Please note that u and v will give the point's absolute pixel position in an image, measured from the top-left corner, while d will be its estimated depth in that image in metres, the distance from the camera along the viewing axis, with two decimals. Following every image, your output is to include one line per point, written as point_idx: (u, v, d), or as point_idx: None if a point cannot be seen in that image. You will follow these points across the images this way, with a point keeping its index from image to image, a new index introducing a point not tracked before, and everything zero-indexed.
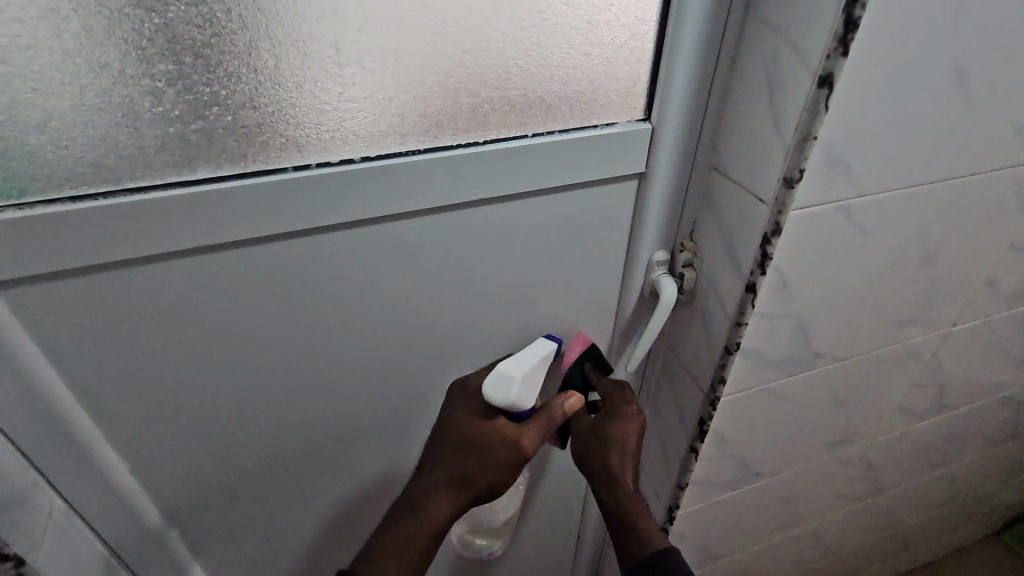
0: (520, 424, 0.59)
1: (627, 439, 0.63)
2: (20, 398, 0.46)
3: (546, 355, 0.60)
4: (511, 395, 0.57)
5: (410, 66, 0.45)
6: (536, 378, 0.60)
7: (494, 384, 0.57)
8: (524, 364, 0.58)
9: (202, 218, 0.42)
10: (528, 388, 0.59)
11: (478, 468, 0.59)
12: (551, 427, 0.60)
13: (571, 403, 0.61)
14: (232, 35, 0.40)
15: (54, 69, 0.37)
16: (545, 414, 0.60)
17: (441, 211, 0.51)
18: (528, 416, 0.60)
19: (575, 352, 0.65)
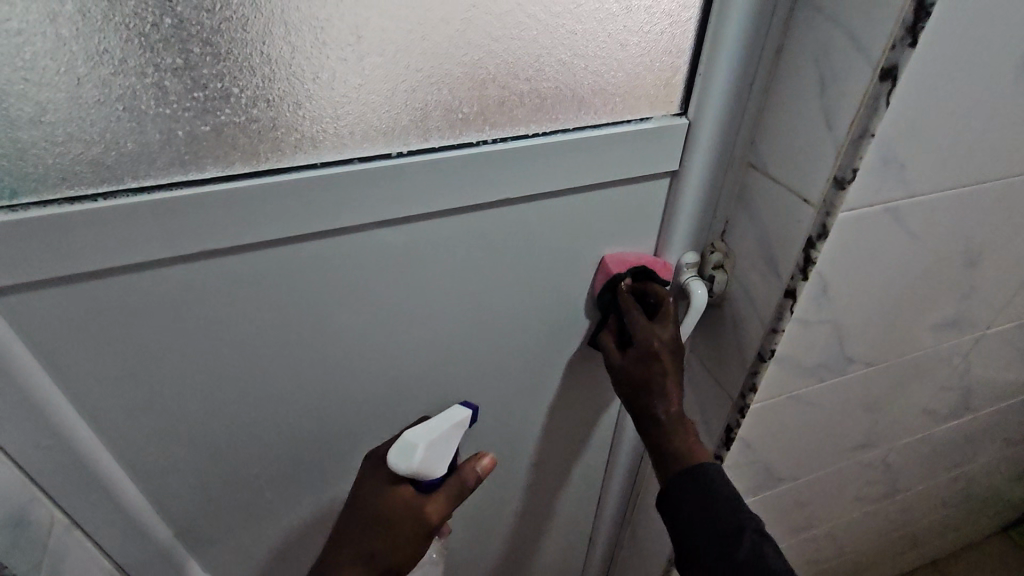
0: (429, 494, 0.56)
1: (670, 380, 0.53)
2: (14, 410, 0.43)
3: (458, 424, 0.56)
4: (414, 464, 0.52)
5: (435, 56, 0.42)
6: (445, 445, 0.55)
7: (398, 453, 0.53)
8: (431, 431, 0.54)
9: (211, 219, 0.39)
10: (435, 457, 0.54)
11: (384, 547, 0.55)
12: (459, 495, 0.57)
13: (484, 467, 0.58)
14: (244, 22, 0.36)
15: (48, 57, 0.33)
16: (453, 482, 0.57)
17: (464, 211, 0.47)
18: (436, 485, 0.56)
19: (602, 281, 0.58)
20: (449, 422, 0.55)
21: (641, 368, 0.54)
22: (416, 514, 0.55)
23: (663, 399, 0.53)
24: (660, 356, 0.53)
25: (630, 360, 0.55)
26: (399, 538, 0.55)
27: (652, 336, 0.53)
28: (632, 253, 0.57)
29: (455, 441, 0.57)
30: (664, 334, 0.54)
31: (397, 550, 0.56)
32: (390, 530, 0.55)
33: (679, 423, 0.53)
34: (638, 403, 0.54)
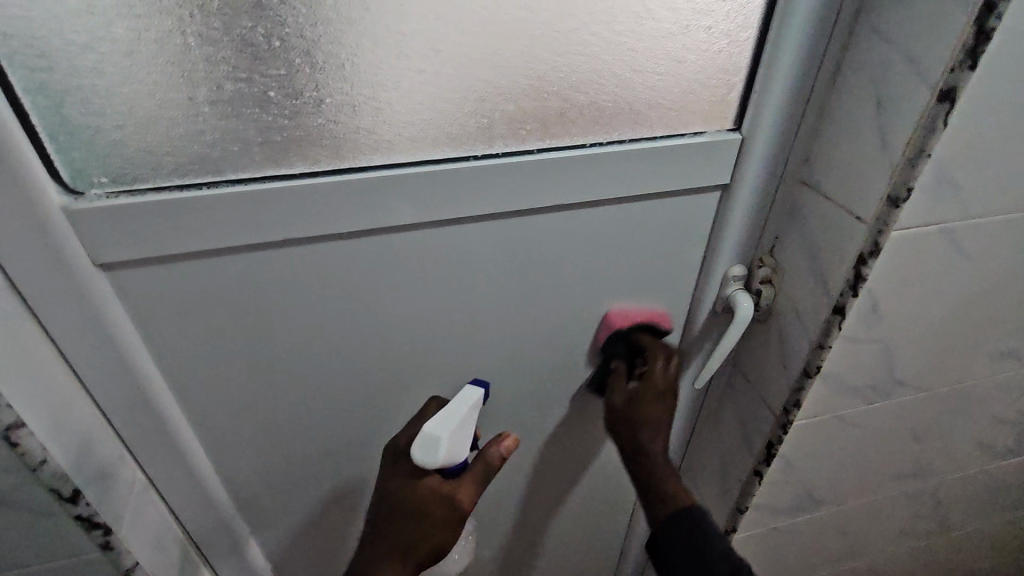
0: (456, 479, 0.58)
1: (655, 406, 0.60)
2: (113, 374, 0.48)
3: (474, 407, 0.57)
4: (441, 457, 0.53)
5: (503, 70, 0.45)
6: (464, 431, 0.56)
7: (421, 447, 0.53)
8: (449, 421, 0.54)
9: (296, 211, 0.43)
10: (457, 442, 0.55)
11: (421, 535, 0.57)
12: (486, 477, 0.59)
13: (507, 447, 0.59)
14: (337, 35, 0.40)
15: (173, 62, 0.38)
16: (479, 464, 0.58)
17: (520, 214, 0.50)
18: (460, 469, 0.58)
19: (604, 332, 0.62)
20: (463, 407, 0.55)
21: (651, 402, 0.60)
22: (446, 501, 0.57)
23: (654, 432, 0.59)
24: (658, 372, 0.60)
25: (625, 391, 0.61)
26: (435, 526, 0.57)
27: (662, 375, 0.60)
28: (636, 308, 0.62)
29: (469, 422, 0.57)
30: (669, 371, 0.61)
31: (435, 535, 0.58)
32: (423, 520, 0.57)
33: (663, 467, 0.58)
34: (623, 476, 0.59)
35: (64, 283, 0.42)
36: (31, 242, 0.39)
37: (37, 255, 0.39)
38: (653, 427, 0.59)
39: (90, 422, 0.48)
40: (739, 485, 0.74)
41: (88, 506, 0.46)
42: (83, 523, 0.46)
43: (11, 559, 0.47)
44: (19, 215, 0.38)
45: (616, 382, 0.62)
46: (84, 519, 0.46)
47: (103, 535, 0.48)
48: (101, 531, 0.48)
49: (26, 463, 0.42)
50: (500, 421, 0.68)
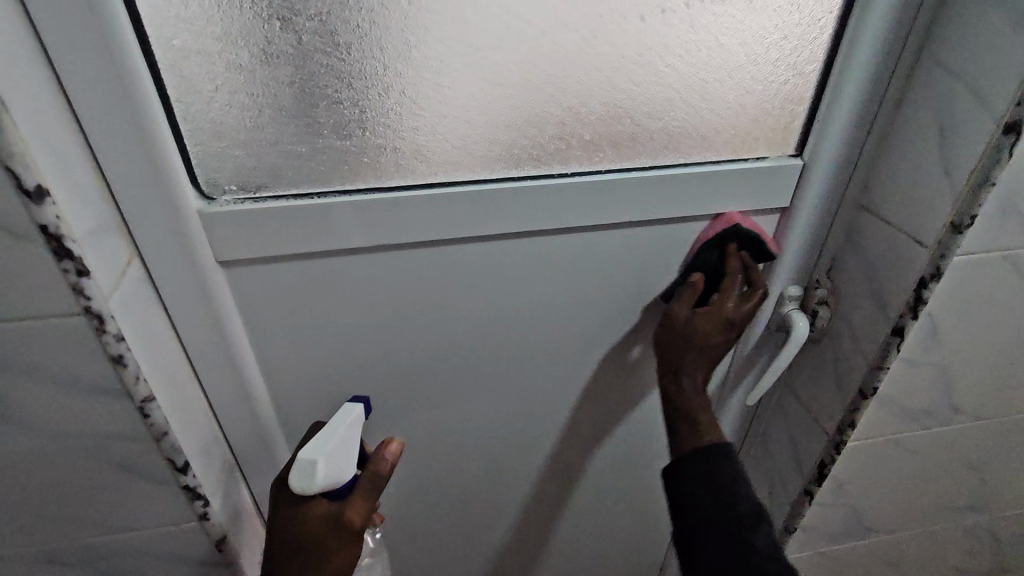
0: (344, 499, 0.50)
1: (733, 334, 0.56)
2: (218, 361, 0.53)
3: (352, 423, 0.51)
4: (320, 477, 0.46)
5: (583, 96, 0.49)
6: (347, 450, 0.50)
7: (295, 473, 0.47)
8: (327, 439, 0.49)
9: (392, 219, 0.48)
10: (339, 464, 0.49)
11: (317, 564, 0.50)
12: (373, 489, 0.51)
13: (392, 453, 0.53)
14: (440, 64, 0.45)
15: (299, 86, 0.44)
16: (364, 477, 0.51)
17: (589, 229, 0.54)
18: (348, 489, 0.51)
19: (715, 229, 0.55)
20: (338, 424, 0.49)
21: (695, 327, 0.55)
22: (338, 525, 0.49)
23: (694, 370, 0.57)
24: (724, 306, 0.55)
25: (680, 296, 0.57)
26: (331, 552, 0.50)
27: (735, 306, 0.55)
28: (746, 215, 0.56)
29: (352, 442, 0.51)
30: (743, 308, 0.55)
31: (331, 563, 0.50)
32: (318, 549, 0.49)
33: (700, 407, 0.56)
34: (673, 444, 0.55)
35: (190, 276, 0.47)
36: (172, 239, 0.45)
37: (176, 250, 0.46)
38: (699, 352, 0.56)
39: (197, 403, 0.54)
40: (787, 506, 0.74)
41: (194, 476, 0.51)
42: (187, 493, 0.51)
43: (119, 522, 0.52)
44: (164, 214, 0.44)
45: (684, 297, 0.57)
46: (189, 489, 0.51)
47: (202, 506, 0.53)
48: (200, 501, 0.52)
49: (150, 434, 0.47)
50: (555, 426, 0.71)
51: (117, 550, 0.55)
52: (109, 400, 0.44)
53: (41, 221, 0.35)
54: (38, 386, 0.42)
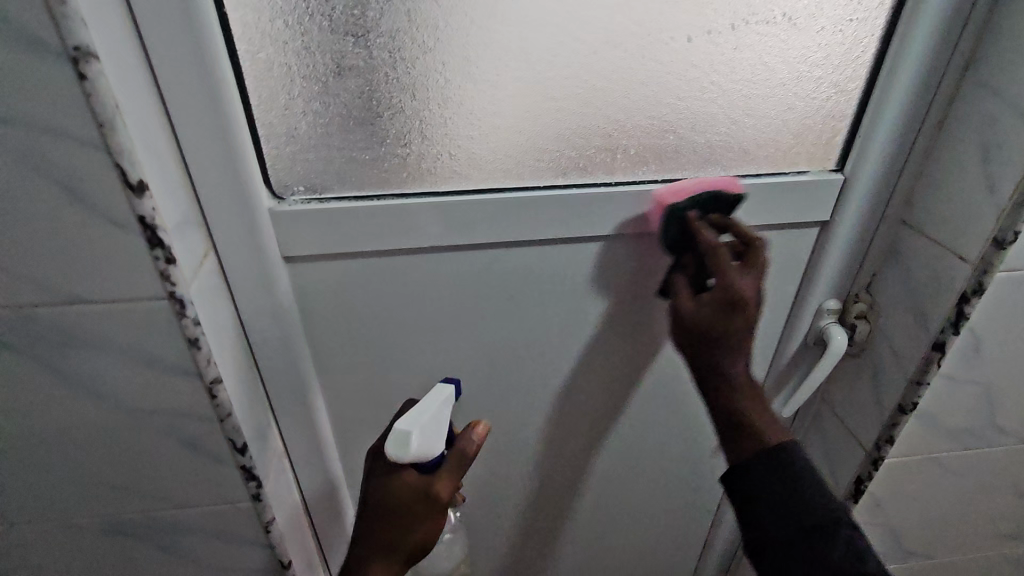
0: (433, 475, 0.53)
1: (751, 308, 0.50)
2: (276, 351, 0.57)
3: (447, 400, 0.54)
4: (413, 447, 0.51)
5: (631, 110, 0.51)
6: (441, 423, 0.54)
7: (392, 442, 0.51)
8: (422, 413, 0.52)
9: (446, 220, 0.52)
10: (434, 435, 0.53)
11: (404, 531, 0.54)
12: (462, 467, 0.53)
13: (479, 433, 0.53)
14: (494, 77, 0.48)
15: (367, 97, 0.48)
16: (453, 455, 0.53)
17: (630, 237, 0.56)
18: (438, 465, 0.53)
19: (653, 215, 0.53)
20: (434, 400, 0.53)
21: (744, 321, 0.50)
22: (425, 499, 0.52)
23: (733, 359, 0.52)
24: (704, 303, 0.51)
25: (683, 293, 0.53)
26: (417, 523, 0.53)
27: (737, 279, 0.49)
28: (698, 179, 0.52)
29: (446, 418, 0.54)
30: (743, 278, 0.49)
31: (418, 529, 0.54)
32: (407, 516, 0.53)
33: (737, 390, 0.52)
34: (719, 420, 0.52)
35: (258, 270, 0.51)
36: (245, 235, 0.49)
37: (246, 245, 0.50)
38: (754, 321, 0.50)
39: (255, 390, 0.58)
40: None
41: (251, 458, 0.54)
42: (244, 473, 0.55)
43: (179, 498, 0.56)
44: (240, 212, 0.48)
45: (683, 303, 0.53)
46: (246, 469, 0.54)
47: (256, 487, 0.56)
48: (255, 483, 0.56)
49: (216, 415, 0.50)
50: (586, 431, 0.72)
51: (175, 524, 0.58)
52: (183, 381, 0.48)
53: (140, 214, 0.39)
54: (120, 365, 0.46)
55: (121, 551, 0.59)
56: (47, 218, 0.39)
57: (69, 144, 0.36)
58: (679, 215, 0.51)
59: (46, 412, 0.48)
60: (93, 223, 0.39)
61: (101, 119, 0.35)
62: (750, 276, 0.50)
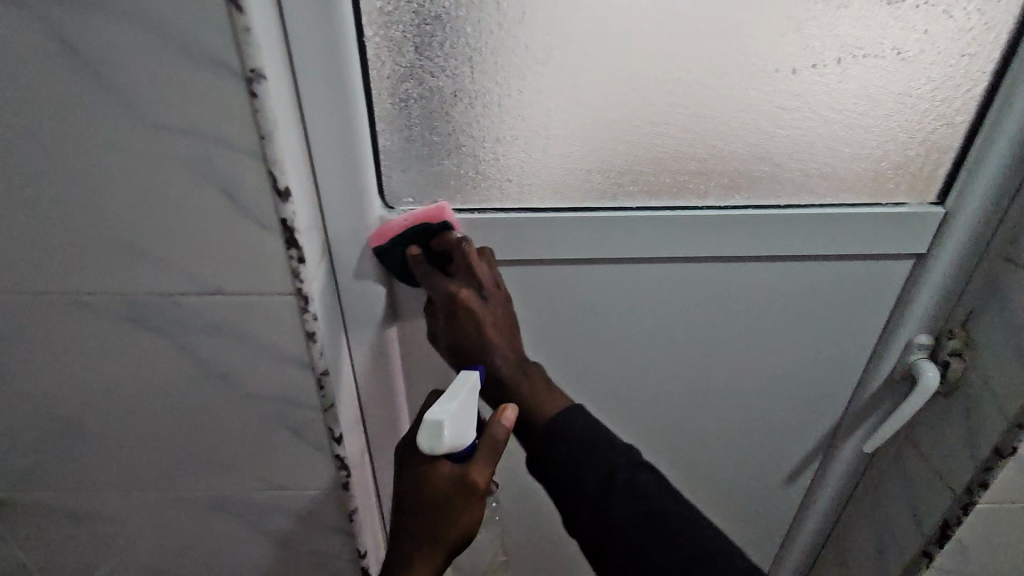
0: (466, 461, 0.48)
1: (476, 313, 0.52)
2: (372, 349, 0.61)
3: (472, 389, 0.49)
4: (448, 437, 0.46)
5: (728, 136, 0.52)
6: (471, 414, 0.49)
7: (425, 434, 0.46)
8: (451, 401, 0.47)
9: (542, 235, 0.54)
10: (465, 427, 0.48)
11: (443, 524, 0.48)
12: (495, 451, 0.48)
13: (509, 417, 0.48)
14: (598, 101, 0.51)
15: (480, 117, 0.52)
16: (486, 439, 0.48)
17: (717, 259, 0.57)
18: (470, 451, 0.48)
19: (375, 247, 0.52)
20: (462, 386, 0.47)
21: (468, 319, 0.52)
22: (464, 489, 0.47)
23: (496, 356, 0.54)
24: (437, 318, 0.55)
25: (434, 308, 0.57)
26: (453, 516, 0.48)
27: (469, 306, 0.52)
28: (404, 215, 0.52)
29: (471, 410, 0.49)
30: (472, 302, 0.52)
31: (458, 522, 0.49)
32: (445, 510, 0.48)
33: (521, 383, 0.53)
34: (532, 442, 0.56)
35: (365, 275, 0.55)
36: (359, 242, 0.53)
37: (358, 251, 0.54)
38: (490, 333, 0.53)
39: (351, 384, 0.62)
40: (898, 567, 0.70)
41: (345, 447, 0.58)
42: (336, 462, 0.58)
43: (275, 481, 0.60)
44: (357, 221, 0.52)
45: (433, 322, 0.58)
46: (339, 458, 0.58)
47: (346, 475, 0.60)
48: (345, 471, 0.59)
49: (320, 404, 0.54)
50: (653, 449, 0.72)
51: (268, 504, 0.63)
52: (296, 370, 0.52)
53: (283, 217, 0.43)
54: (243, 351, 0.51)
55: (216, 523, 0.64)
56: (203, 216, 0.44)
57: (233, 151, 0.41)
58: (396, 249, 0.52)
59: (174, 389, 0.53)
60: (242, 223, 0.44)
61: (263, 132, 0.40)
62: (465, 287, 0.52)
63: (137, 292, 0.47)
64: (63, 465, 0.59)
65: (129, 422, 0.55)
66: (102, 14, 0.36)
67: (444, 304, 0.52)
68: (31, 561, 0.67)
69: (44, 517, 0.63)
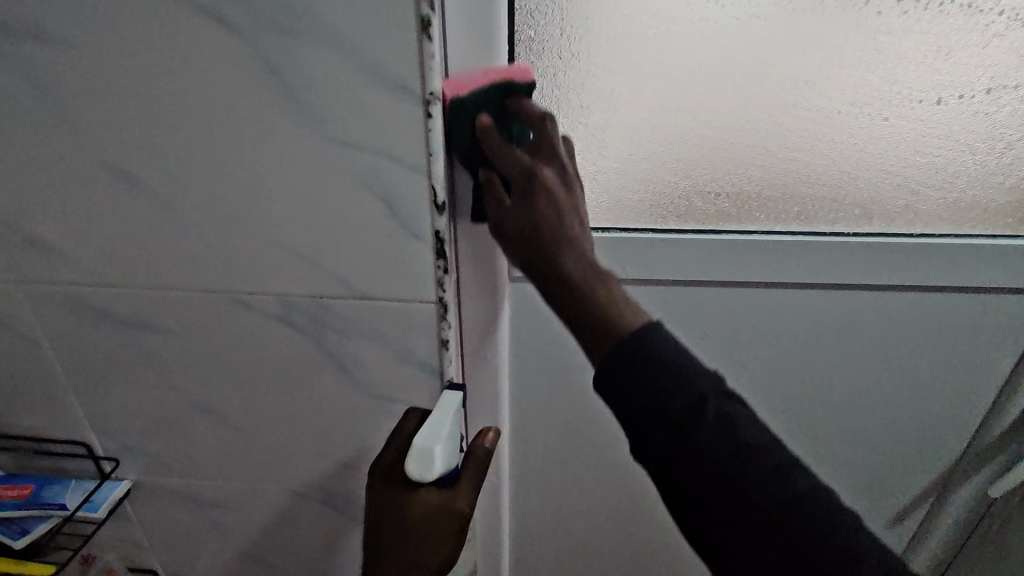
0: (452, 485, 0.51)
1: (563, 195, 0.43)
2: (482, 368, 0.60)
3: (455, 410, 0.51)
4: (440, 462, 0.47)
5: (865, 165, 0.53)
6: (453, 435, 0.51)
7: (416, 460, 0.47)
8: (438, 427, 0.48)
9: (669, 258, 0.53)
10: (450, 449, 0.50)
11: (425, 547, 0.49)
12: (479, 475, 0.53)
13: (490, 441, 0.55)
14: (736, 128, 0.52)
15: (616, 140, 0.53)
16: (471, 463, 0.53)
17: (847, 288, 0.55)
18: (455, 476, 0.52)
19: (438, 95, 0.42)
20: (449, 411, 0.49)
21: (559, 203, 0.43)
22: (448, 510, 0.50)
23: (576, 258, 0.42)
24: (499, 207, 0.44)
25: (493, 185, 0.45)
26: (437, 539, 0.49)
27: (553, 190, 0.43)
28: (477, 70, 0.43)
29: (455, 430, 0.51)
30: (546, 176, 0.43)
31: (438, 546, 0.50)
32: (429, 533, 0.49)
33: (593, 280, 0.41)
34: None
35: (490, 301, 0.54)
36: (490, 266, 0.52)
37: (485, 277, 0.53)
38: (578, 212, 0.43)
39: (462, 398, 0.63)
40: None
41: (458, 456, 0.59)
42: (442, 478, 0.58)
43: None
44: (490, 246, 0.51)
45: (491, 202, 0.45)
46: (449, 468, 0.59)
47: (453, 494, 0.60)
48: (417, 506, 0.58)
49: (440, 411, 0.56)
50: None
51: None
52: (425, 375, 0.54)
53: (437, 229, 0.46)
54: (379, 354, 0.53)
55: (325, 522, 0.67)
56: (364, 225, 0.47)
57: (401, 165, 0.44)
58: (460, 111, 0.43)
59: (311, 386, 0.56)
60: (398, 233, 0.47)
61: (431, 148, 0.43)
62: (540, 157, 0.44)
63: (294, 294, 0.51)
64: (198, 453, 0.63)
65: (264, 416, 0.59)
66: (308, 40, 0.40)
67: (532, 186, 0.43)
68: (154, 543, 0.72)
69: (172, 503, 0.67)
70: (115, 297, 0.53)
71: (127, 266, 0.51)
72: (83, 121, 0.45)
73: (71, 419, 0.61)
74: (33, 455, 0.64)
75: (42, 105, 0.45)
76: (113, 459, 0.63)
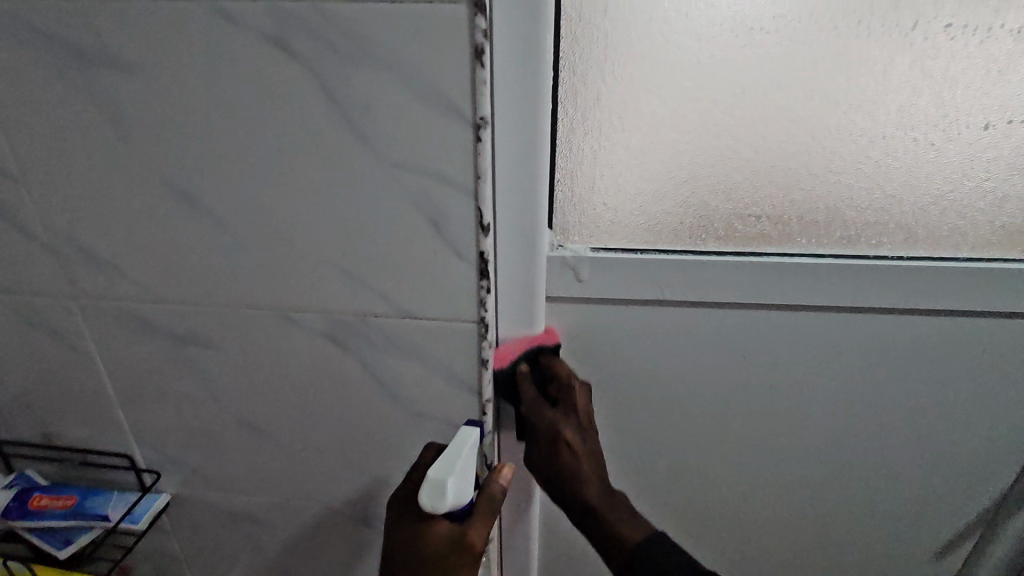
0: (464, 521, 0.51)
1: (585, 443, 0.56)
2: None
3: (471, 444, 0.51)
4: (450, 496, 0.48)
5: (910, 187, 0.52)
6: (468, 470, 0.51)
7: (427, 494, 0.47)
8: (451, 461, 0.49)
9: (709, 279, 0.54)
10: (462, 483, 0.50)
11: None
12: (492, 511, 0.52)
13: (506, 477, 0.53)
14: (777, 151, 0.52)
15: (658, 162, 0.53)
16: (484, 498, 0.52)
17: (892, 313, 0.55)
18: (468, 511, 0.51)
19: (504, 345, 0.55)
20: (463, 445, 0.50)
21: (579, 457, 0.55)
22: (458, 546, 0.49)
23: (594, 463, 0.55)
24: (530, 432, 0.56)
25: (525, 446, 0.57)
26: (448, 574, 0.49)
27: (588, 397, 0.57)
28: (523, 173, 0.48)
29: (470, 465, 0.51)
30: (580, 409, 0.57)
31: None
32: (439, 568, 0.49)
33: (607, 513, 0.54)
34: (568, 495, 0.55)
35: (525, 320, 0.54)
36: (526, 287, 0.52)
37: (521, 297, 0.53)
38: (598, 470, 0.56)
39: None
40: None
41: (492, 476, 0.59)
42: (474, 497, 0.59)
43: None
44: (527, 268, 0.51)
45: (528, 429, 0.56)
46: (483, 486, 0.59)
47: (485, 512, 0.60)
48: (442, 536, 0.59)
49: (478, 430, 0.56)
50: (795, 513, 0.68)
51: None
52: (465, 394, 0.54)
53: (480, 249, 0.47)
54: (419, 372, 0.54)
55: (357, 541, 0.67)
56: (411, 245, 0.48)
57: (449, 187, 0.45)
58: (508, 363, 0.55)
59: (350, 403, 0.57)
60: (442, 252, 0.47)
61: (479, 171, 0.44)
62: (570, 424, 0.56)
63: (339, 312, 0.52)
64: (236, 468, 0.64)
65: (303, 432, 0.60)
66: (364, 67, 0.42)
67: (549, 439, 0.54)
68: (187, 557, 0.72)
69: (207, 517, 0.68)
70: (165, 313, 0.55)
71: (178, 282, 0.53)
72: (144, 143, 0.47)
73: (117, 431, 0.63)
74: (78, 465, 0.65)
75: (107, 127, 0.47)
76: (154, 471, 0.65)
